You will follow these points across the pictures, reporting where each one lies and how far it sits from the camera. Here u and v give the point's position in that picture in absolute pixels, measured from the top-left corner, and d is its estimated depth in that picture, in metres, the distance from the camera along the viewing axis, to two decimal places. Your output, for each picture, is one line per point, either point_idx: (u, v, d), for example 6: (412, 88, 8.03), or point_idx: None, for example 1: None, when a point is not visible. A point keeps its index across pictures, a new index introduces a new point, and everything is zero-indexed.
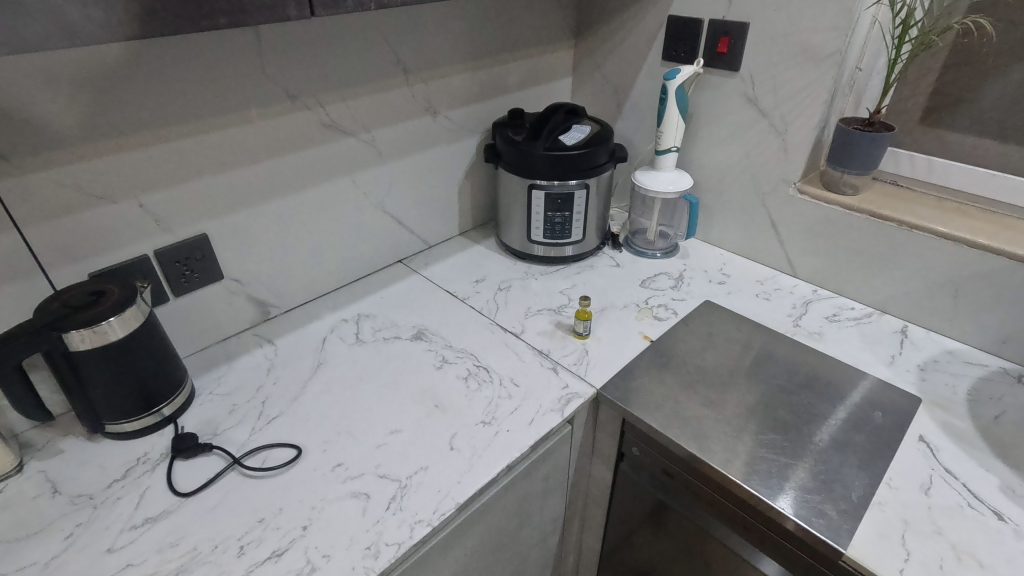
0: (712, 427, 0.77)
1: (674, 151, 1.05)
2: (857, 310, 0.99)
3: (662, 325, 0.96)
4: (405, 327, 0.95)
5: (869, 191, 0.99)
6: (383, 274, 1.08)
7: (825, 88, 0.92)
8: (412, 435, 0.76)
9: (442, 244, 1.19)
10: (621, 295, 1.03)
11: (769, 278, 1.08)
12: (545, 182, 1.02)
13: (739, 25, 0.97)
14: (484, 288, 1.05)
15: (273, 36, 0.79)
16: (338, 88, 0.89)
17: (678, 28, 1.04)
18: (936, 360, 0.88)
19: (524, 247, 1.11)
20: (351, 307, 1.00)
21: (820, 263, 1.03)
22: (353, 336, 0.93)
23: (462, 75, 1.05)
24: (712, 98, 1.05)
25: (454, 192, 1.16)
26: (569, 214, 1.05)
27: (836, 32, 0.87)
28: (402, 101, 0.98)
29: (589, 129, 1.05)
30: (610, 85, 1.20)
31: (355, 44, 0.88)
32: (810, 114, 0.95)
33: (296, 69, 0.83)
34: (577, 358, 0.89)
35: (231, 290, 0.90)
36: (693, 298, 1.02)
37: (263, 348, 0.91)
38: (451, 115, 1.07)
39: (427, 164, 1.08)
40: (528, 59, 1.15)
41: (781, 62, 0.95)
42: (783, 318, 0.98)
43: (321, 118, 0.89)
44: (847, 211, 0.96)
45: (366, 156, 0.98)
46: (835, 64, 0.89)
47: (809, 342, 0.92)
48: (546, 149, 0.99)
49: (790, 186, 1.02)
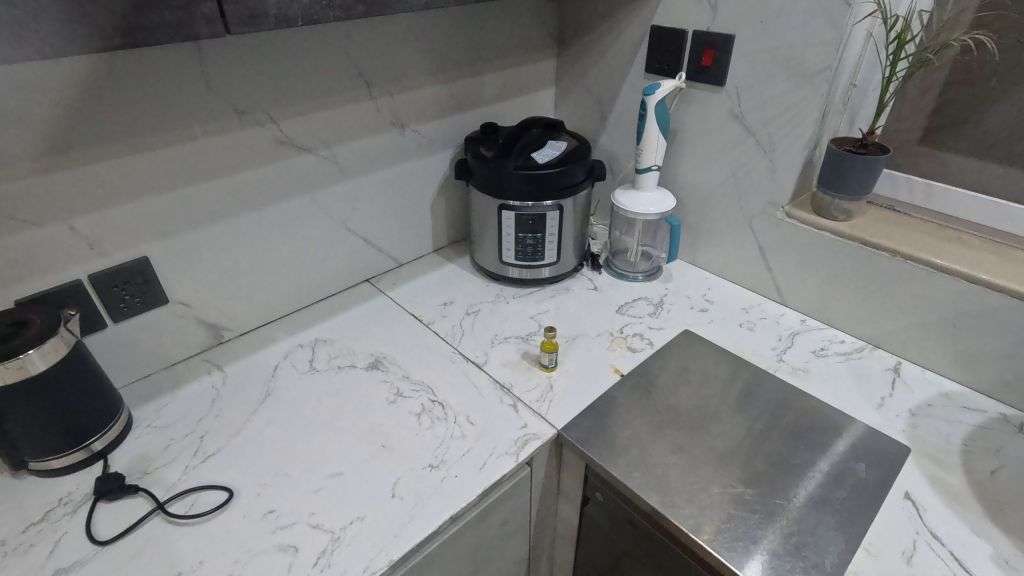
0: (679, 477, 0.71)
1: (655, 170, 0.99)
2: (847, 344, 0.93)
3: (636, 357, 0.90)
4: (363, 355, 0.90)
5: (863, 216, 0.92)
6: (348, 294, 1.04)
7: (815, 107, 0.85)
8: (353, 479, 0.71)
9: (414, 262, 1.13)
10: (595, 322, 0.97)
11: (756, 306, 1.01)
12: (517, 203, 0.96)
13: (725, 38, 0.90)
14: (451, 313, 0.99)
15: (216, 49, 0.74)
16: (293, 103, 0.84)
17: (661, 39, 0.97)
18: (931, 404, 0.81)
19: (497, 268, 1.05)
20: (309, 331, 0.95)
21: (810, 291, 0.97)
22: (307, 364, 0.88)
23: (431, 87, 0.99)
24: (696, 114, 0.99)
25: (426, 208, 1.11)
26: (542, 236, 0.99)
27: (827, 47, 0.81)
28: (366, 116, 0.93)
29: (566, 145, 1.00)
30: (593, 97, 1.14)
31: (311, 56, 0.83)
32: (799, 133, 0.88)
33: (244, 82, 0.78)
34: (540, 394, 0.83)
35: (179, 314, 0.86)
36: (672, 327, 0.96)
37: (211, 375, 0.86)
38: (421, 129, 1.02)
39: (395, 180, 1.03)
40: (506, 70, 1.09)
41: (769, 78, 0.88)
42: (767, 352, 0.91)
43: (274, 134, 0.84)
44: (838, 239, 0.90)
45: (326, 174, 0.93)
46: (825, 80, 0.83)
47: (792, 379, 0.86)
48: (517, 168, 0.93)
49: (777, 209, 0.95)
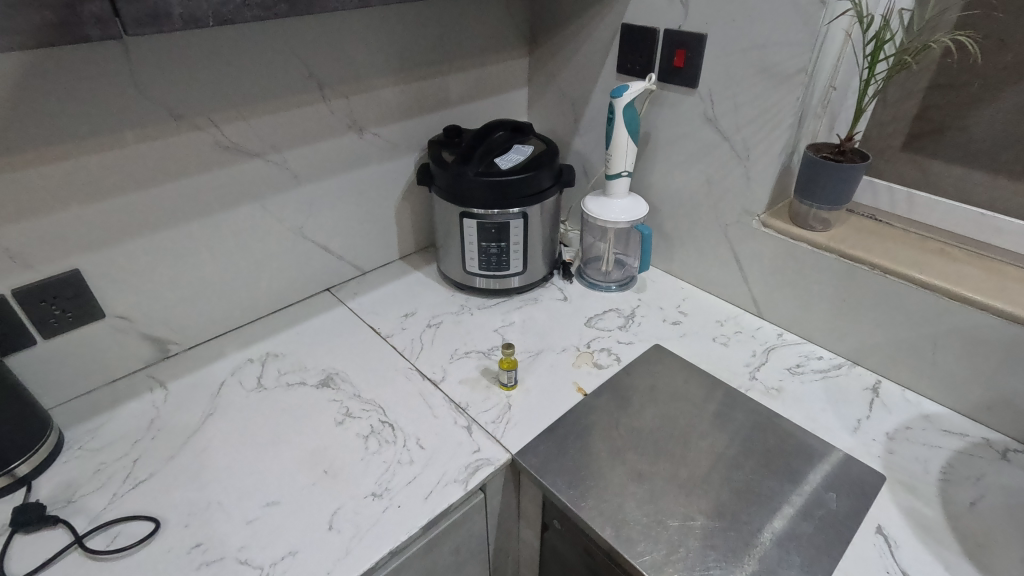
0: (636, 508, 0.67)
1: (626, 175, 0.94)
2: (825, 360, 0.88)
3: (601, 375, 0.85)
4: (315, 371, 0.86)
5: (842, 226, 0.87)
6: (306, 305, 0.99)
7: (790, 111, 0.80)
8: (290, 509, 0.66)
9: (379, 270, 1.09)
10: (561, 336, 0.93)
11: (732, 318, 0.97)
12: (480, 211, 0.91)
13: (696, 37, 0.85)
14: (412, 325, 0.95)
15: (144, 49, 0.69)
16: (237, 106, 0.79)
17: (632, 39, 0.93)
18: (910, 427, 0.77)
19: (462, 278, 1.01)
20: (261, 345, 0.91)
21: (787, 304, 0.92)
22: (255, 381, 0.84)
23: (391, 89, 0.94)
24: (668, 117, 0.94)
25: (390, 215, 1.06)
26: (506, 245, 0.95)
27: (802, 48, 0.76)
28: (320, 119, 0.88)
29: (532, 149, 0.95)
30: (565, 98, 1.09)
31: (255, 57, 0.78)
32: (774, 138, 0.83)
33: (180, 85, 0.73)
34: (497, 415, 0.78)
35: (119, 329, 0.81)
36: (642, 342, 0.92)
37: (152, 393, 0.82)
38: (381, 133, 0.97)
39: (354, 186, 0.98)
40: (472, 70, 1.04)
41: (742, 80, 0.83)
42: (739, 369, 0.87)
43: (217, 138, 0.79)
44: (815, 250, 0.85)
45: (277, 180, 0.88)
46: (800, 83, 0.78)
47: (765, 400, 0.82)
48: (478, 174, 0.88)
49: (753, 218, 0.91)
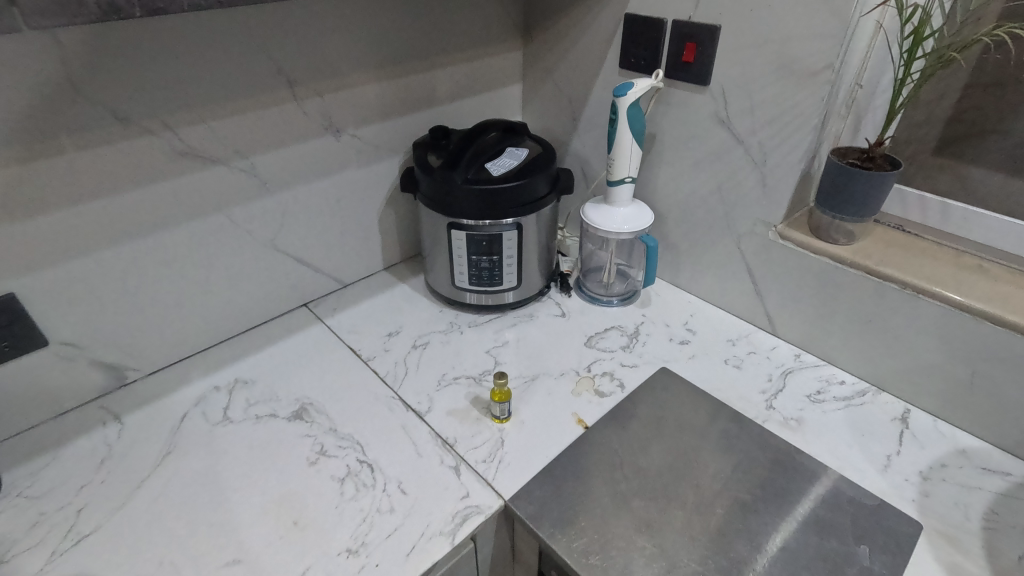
0: (645, 565, 0.59)
1: (630, 182, 0.86)
2: (848, 386, 0.81)
3: (603, 404, 0.77)
4: (287, 401, 0.77)
5: (868, 238, 0.79)
6: (280, 323, 0.91)
7: (814, 113, 0.72)
8: (252, 569, 0.59)
9: (361, 282, 1.00)
10: (559, 358, 0.85)
11: (744, 337, 0.89)
12: (469, 222, 0.83)
13: (709, 29, 0.76)
14: (395, 346, 0.87)
15: (79, 43, 0.60)
16: (193, 107, 0.70)
17: (636, 30, 0.84)
18: (946, 465, 0.70)
19: (450, 293, 0.93)
20: (229, 370, 0.82)
21: (806, 323, 0.84)
22: (221, 413, 0.76)
23: (371, 86, 0.86)
24: (676, 117, 0.85)
25: (372, 223, 0.98)
26: (498, 258, 0.86)
27: (829, 41, 0.67)
28: (292, 120, 0.79)
29: (526, 153, 0.86)
30: (562, 95, 1.00)
31: (212, 51, 0.69)
32: (795, 143, 0.75)
33: (124, 84, 0.64)
34: (488, 453, 0.70)
35: (65, 357, 0.73)
36: (647, 365, 0.84)
37: (104, 428, 0.74)
38: (360, 134, 0.88)
39: (332, 193, 0.89)
40: (461, 64, 0.95)
41: (759, 77, 0.75)
42: (755, 396, 0.79)
43: (171, 143, 0.70)
44: (839, 266, 0.77)
45: (244, 188, 0.79)
46: (826, 82, 0.69)
47: (784, 433, 0.74)
48: (466, 181, 0.79)
49: (769, 229, 0.83)
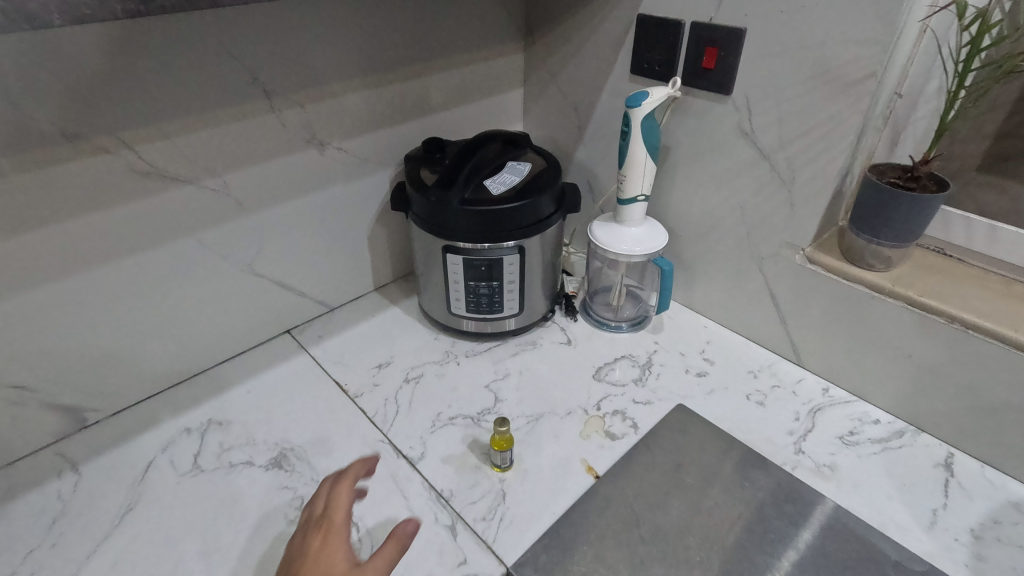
0: None
1: (643, 200, 0.78)
2: (883, 425, 0.73)
3: (615, 448, 0.70)
4: (265, 446, 0.70)
5: (907, 263, 0.72)
6: (260, 353, 0.83)
7: (851, 128, 0.64)
8: None
9: (350, 304, 0.93)
10: (565, 393, 0.77)
11: (767, 367, 0.82)
12: (466, 245, 0.75)
13: (733, 33, 0.69)
14: (385, 380, 0.79)
15: (15, 51, 0.52)
16: (155, 121, 0.62)
17: (651, 33, 0.76)
18: (998, 522, 0.63)
19: (446, 319, 0.85)
20: (202, 408, 0.75)
21: (836, 355, 0.77)
22: (191, 460, 0.68)
23: (358, 94, 0.78)
24: (694, 129, 0.78)
25: (361, 241, 0.90)
26: (499, 284, 0.79)
27: (872, 48, 0.60)
28: (269, 133, 0.72)
29: (529, 168, 0.78)
30: (567, 102, 0.92)
31: (175, 59, 0.61)
32: (828, 160, 0.67)
33: (72, 97, 0.57)
34: (488, 509, 0.63)
35: (15, 400, 0.65)
36: (662, 401, 0.76)
37: (60, 479, 0.66)
38: (347, 147, 0.80)
39: (316, 211, 0.82)
40: (457, 69, 0.87)
41: (790, 86, 0.67)
42: (782, 438, 0.72)
43: (130, 162, 0.63)
44: (875, 295, 0.70)
45: (217, 209, 0.72)
46: (867, 93, 0.62)
47: (817, 482, 0.67)
48: (463, 201, 0.71)
49: (796, 252, 0.75)
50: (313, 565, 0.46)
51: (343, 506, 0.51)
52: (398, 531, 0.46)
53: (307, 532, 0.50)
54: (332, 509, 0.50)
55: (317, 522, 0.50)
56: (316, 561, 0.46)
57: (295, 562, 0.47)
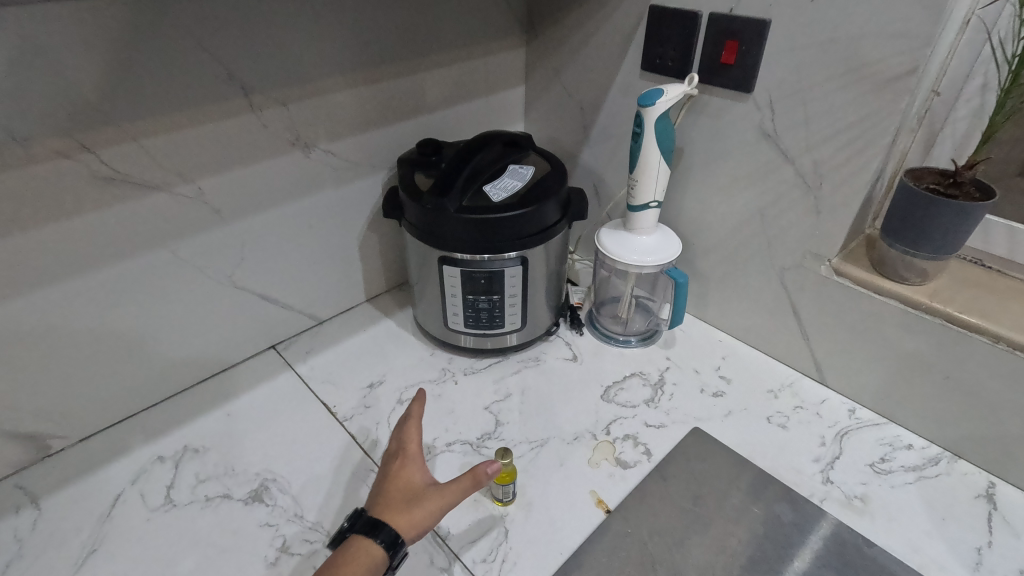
0: None
1: (655, 207, 0.72)
2: (917, 451, 0.68)
3: (627, 478, 0.64)
4: (245, 477, 0.64)
5: (943, 276, 0.66)
6: (243, 372, 0.77)
7: (887, 130, 0.59)
8: None
9: (340, 317, 0.87)
10: (571, 416, 0.72)
11: (788, 386, 0.76)
12: (464, 256, 0.69)
13: (756, 25, 0.63)
14: (377, 401, 0.73)
15: None
16: (119, 123, 0.56)
17: (664, 26, 0.70)
18: None
19: (443, 334, 0.79)
20: (177, 434, 0.69)
21: (863, 374, 0.71)
22: (162, 493, 0.62)
23: (347, 92, 0.72)
24: (710, 130, 0.72)
25: (351, 250, 0.84)
26: (499, 297, 0.73)
27: (914, 41, 0.54)
28: (249, 134, 0.66)
29: (533, 171, 0.72)
30: (572, 100, 0.86)
31: (141, 53, 0.55)
32: (860, 165, 0.62)
33: (20, 96, 0.51)
34: (490, 550, 0.57)
35: None
36: (676, 424, 0.71)
37: (17, 516, 0.60)
38: (335, 149, 0.74)
39: (302, 218, 0.76)
40: (454, 65, 0.81)
41: (818, 84, 0.61)
42: (807, 466, 0.66)
43: (91, 169, 0.57)
44: (910, 312, 0.64)
45: (192, 219, 0.66)
46: (905, 91, 0.56)
47: (847, 517, 0.61)
48: (461, 209, 0.65)
49: (821, 263, 0.69)
50: (397, 489, 0.53)
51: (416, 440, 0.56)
52: (476, 472, 0.51)
53: (387, 459, 0.56)
54: (406, 441, 0.56)
55: (393, 453, 0.56)
56: (398, 486, 0.53)
57: (380, 487, 0.54)
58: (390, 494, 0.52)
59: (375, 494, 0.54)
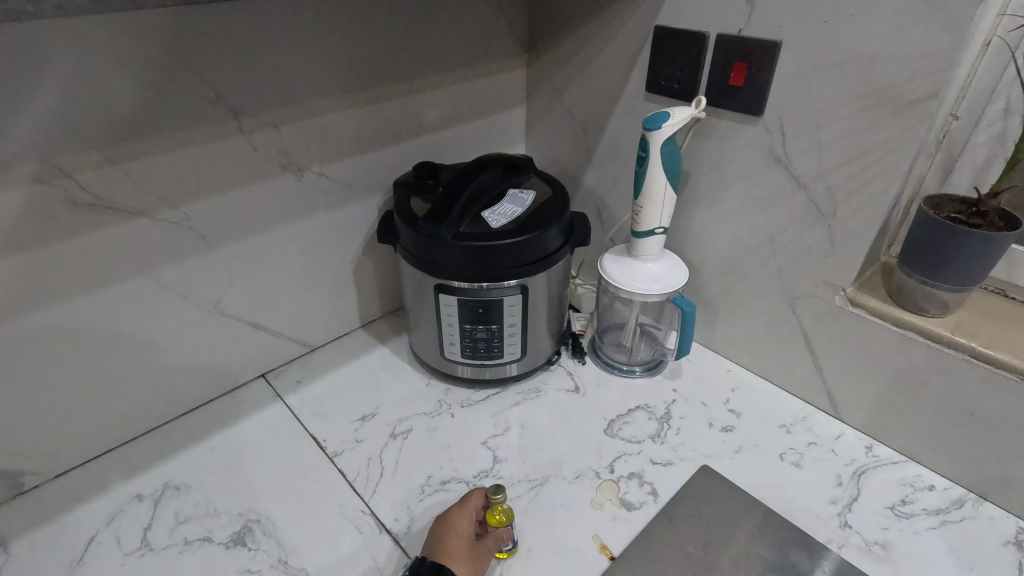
0: None
1: (661, 233, 0.70)
2: (939, 493, 0.64)
3: (631, 520, 0.61)
4: (227, 518, 0.60)
5: (964, 308, 0.63)
6: (230, 402, 0.74)
7: (906, 155, 0.56)
8: None
9: (333, 344, 0.84)
10: (574, 452, 0.68)
11: (800, 421, 0.72)
12: (461, 285, 0.66)
13: (766, 46, 0.60)
14: (369, 435, 0.70)
15: None
16: (101, 146, 0.54)
17: (670, 46, 0.68)
18: None
19: (439, 363, 0.76)
20: (157, 471, 0.65)
21: (881, 409, 0.68)
22: (139, 535, 0.59)
23: (342, 114, 0.69)
24: (718, 153, 0.69)
25: (345, 275, 0.81)
26: (498, 326, 0.70)
27: (935, 63, 0.51)
28: (239, 157, 0.63)
29: (534, 196, 0.70)
30: (574, 121, 0.84)
31: (122, 75, 0.53)
32: (877, 191, 0.59)
33: None
34: None
35: None
36: (684, 462, 0.67)
37: None
38: (329, 172, 0.72)
39: (294, 243, 0.73)
40: (453, 86, 0.79)
41: (832, 106, 0.58)
42: (824, 509, 0.62)
43: (70, 195, 0.54)
44: (931, 345, 0.61)
45: (174, 244, 0.63)
46: (926, 115, 0.53)
47: (868, 565, 0.57)
48: (458, 236, 0.62)
49: (835, 292, 0.66)
50: (458, 539, 0.55)
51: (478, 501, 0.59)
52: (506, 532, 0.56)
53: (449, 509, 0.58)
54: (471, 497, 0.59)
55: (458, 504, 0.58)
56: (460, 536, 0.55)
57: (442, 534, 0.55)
58: (452, 542, 0.54)
59: (436, 539, 0.55)
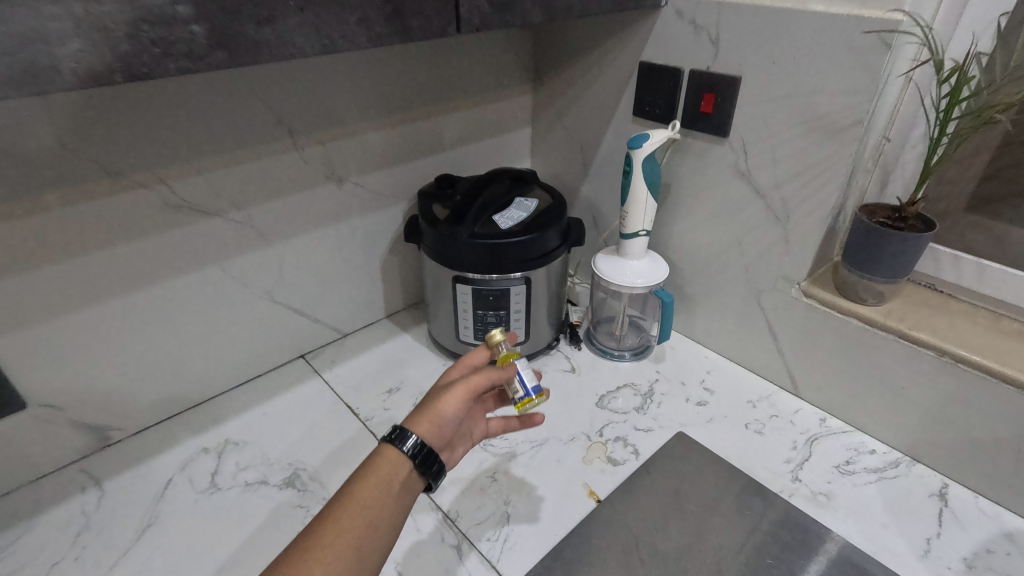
0: None
1: (644, 235, 0.82)
2: (879, 456, 0.75)
3: (616, 473, 0.72)
4: (279, 466, 0.73)
5: (898, 299, 0.75)
6: (275, 377, 0.87)
7: (841, 170, 0.68)
8: None
9: (361, 331, 0.96)
10: (569, 419, 0.80)
11: (765, 398, 0.84)
12: (474, 276, 0.78)
13: (729, 80, 0.73)
14: (395, 404, 0.82)
15: (62, 98, 0.57)
16: (190, 160, 0.67)
17: (652, 79, 0.81)
18: (990, 552, 0.64)
19: (455, 346, 0.88)
20: (219, 430, 0.78)
21: (832, 386, 0.79)
22: (208, 479, 0.71)
23: (376, 133, 0.83)
24: (693, 168, 0.82)
25: (374, 271, 0.94)
26: (506, 312, 0.82)
27: (859, 97, 0.63)
28: (293, 168, 0.76)
29: (536, 203, 0.82)
30: (573, 140, 0.97)
31: (210, 102, 0.66)
32: (820, 199, 0.71)
33: (114, 138, 0.61)
34: (493, 531, 0.66)
35: (44, 420, 0.69)
36: (663, 428, 0.79)
37: (84, 495, 0.69)
38: (364, 182, 0.85)
39: (333, 242, 0.86)
40: (469, 110, 0.92)
41: (783, 130, 0.71)
42: (779, 467, 0.74)
43: (164, 198, 0.67)
44: (868, 328, 0.72)
45: (239, 240, 0.76)
46: (855, 138, 0.66)
47: (813, 510, 0.69)
48: (472, 235, 0.75)
49: (792, 286, 0.78)
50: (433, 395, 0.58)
51: (474, 361, 0.62)
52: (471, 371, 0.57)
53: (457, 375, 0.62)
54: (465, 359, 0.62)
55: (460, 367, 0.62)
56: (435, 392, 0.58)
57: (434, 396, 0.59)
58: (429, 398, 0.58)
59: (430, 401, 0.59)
